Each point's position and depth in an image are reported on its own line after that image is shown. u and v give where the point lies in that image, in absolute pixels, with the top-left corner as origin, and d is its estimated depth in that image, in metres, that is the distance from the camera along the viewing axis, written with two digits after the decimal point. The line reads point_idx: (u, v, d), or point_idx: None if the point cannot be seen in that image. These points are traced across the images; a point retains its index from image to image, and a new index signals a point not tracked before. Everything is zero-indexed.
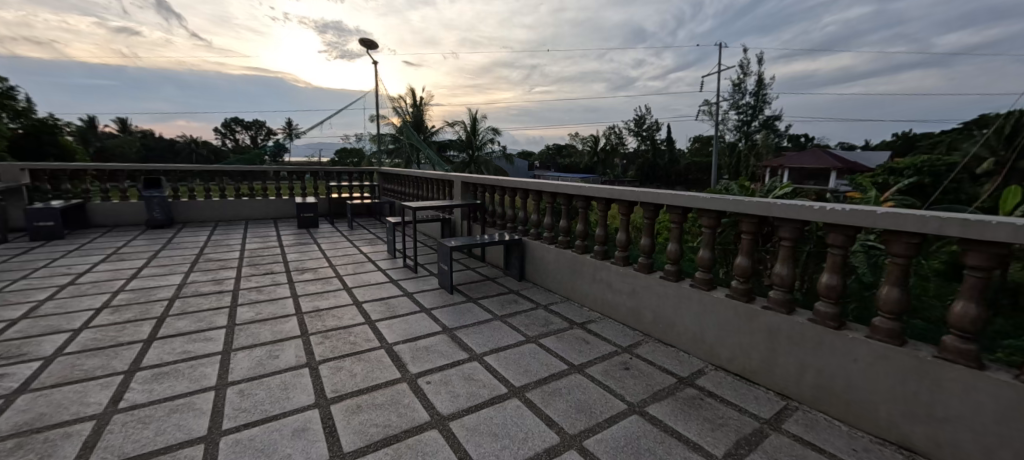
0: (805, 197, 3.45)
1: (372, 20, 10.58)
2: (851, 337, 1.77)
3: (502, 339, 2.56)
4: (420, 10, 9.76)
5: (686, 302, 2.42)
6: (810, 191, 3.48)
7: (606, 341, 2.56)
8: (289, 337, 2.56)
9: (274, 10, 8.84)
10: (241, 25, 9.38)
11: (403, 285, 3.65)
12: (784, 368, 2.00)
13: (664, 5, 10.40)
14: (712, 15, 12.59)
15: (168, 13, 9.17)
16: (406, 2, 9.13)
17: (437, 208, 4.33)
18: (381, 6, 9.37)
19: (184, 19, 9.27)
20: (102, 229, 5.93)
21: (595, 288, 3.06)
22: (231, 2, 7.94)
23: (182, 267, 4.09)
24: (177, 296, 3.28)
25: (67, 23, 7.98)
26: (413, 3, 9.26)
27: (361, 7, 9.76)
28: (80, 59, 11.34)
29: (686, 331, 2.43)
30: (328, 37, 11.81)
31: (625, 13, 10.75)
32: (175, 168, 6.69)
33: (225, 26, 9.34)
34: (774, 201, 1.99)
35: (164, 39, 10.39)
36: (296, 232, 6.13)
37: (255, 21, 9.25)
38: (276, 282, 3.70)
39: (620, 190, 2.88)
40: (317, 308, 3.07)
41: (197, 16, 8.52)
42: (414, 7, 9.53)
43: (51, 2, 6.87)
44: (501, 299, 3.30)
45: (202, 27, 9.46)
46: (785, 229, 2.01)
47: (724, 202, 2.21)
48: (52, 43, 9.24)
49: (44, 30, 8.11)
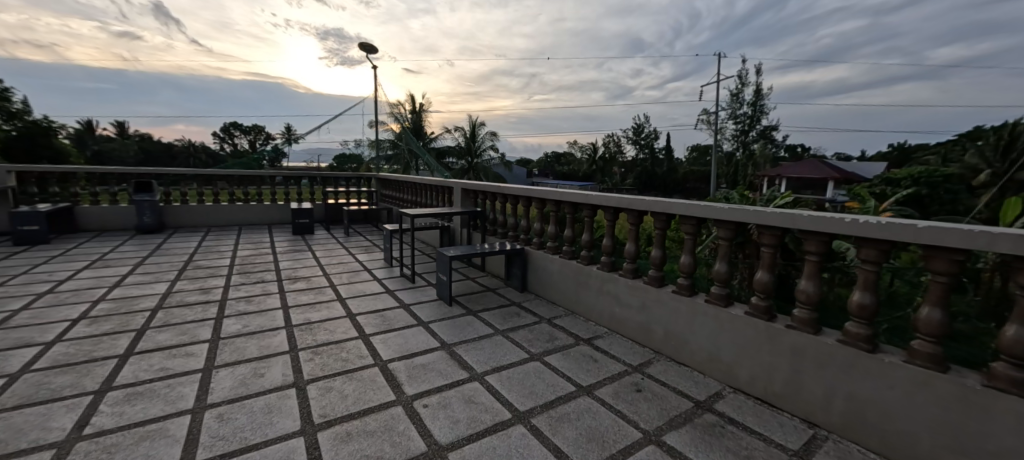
0: (806, 207, 3.52)
1: (372, 28, 10.53)
2: (888, 361, 1.61)
3: (504, 357, 2.40)
4: (420, 18, 9.70)
5: (697, 317, 2.28)
6: (810, 202, 3.53)
7: (614, 359, 2.41)
8: (276, 353, 2.39)
9: (276, 18, 8.73)
10: (242, 31, 9.35)
11: (400, 295, 3.49)
12: (810, 393, 1.84)
13: (662, 16, 10.45)
14: (710, 26, 12.64)
15: (167, 19, 9.06)
16: (406, 10, 9.09)
17: (436, 215, 4.16)
18: (380, 13, 9.37)
19: (184, 25, 9.19)
20: (90, 234, 5.74)
21: (602, 303, 2.89)
22: (232, 7, 7.84)
23: (169, 275, 3.92)
24: (160, 306, 3.10)
25: (69, 27, 7.92)
26: (414, 12, 9.22)
27: (361, 15, 9.73)
28: (78, 62, 11.25)
29: (700, 350, 2.27)
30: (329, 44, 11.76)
31: (623, 24, 10.79)
32: (167, 171, 6.51)
33: (226, 32, 9.33)
34: (799, 212, 1.84)
35: (164, 43, 10.35)
36: (291, 239, 5.98)
37: (256, 28, 9.20)
38: (267, 291, 3.53)
39: (630, 198, 2.72)
40: (308, 320, 2.90)
41: (197, 22, 8.48)
42: (415, 15, 9.48)
43: (53, 5, 6.74)
44: (502, 312, 3.13)
45: (202, 32, 9.35)
46: (810, 242, 1.87)
47: (745, 213, 2.06)
48: (51, 47, 9.16)
49: (46, 34, 7.99)
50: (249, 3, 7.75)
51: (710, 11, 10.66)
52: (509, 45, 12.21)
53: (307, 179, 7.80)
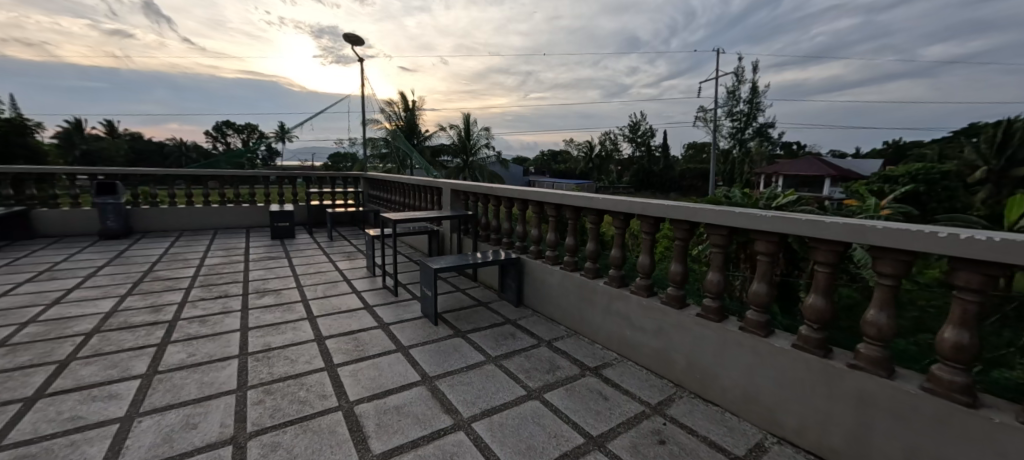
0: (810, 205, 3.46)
1: (367, 26, 10.12)
2: (999, 423, 1.22)
3: (497, 394, 2.00)
4: (416, 16, 9.30)
5: (728, 347, 1.89)
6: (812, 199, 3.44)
7: (628, 396, 2.01)
8: (221, 393, 1.97)
9: (270, 14, 8.36)
10: (236, 28, 8.93)
11: (378, 313, 3.07)
12: (884, 452, 1.45)
13: (659, 14, 10.11)
14: (705, 24, 12.22)
15: (157, 16, 8.55)
16: (402, 8, 8.68)
17: (421, 219, 3.72)
18: (375, 12, 8.90)
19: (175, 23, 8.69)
20: (47, 240, 5.24)
21: (609, 323, 2.49)
22: (227, 5, 7.41)
23: (120, 289, 3.47)
24: (97, 330, 2.66)
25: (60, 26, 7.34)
26: (408, 9, 8.80)
27: (356, 13, 9.25)
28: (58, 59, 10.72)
29: (733, 388, 1.87)
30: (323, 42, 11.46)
31: (621, 21, 10.41)
32: (133, 171, 5.99)
33: (221, 30, 8.89)
34: (871, 224, 1.42)
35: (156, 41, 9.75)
36: (268, 243, 5.54)
37: (250, 25, 8.80)
38: (227, 308, 3.09)
39: (643, 202, 2.28)
40: (267, 346, 2.47)
41: (189, 21, 8.02)
42: (410, 13, 9.07)
43: (42, 2, 6.29)
44: (494, 333, 2.72)
45: (196, 32, 8.91)
46: (883, 262, 1.45)
47: (796, 223, 1.62)
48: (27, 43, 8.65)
49: (38, 32, 7.41)
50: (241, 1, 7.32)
51: (707, 9, 10.36)
52: (504, 43, 11.85)
53: (300, 179, 7.28)
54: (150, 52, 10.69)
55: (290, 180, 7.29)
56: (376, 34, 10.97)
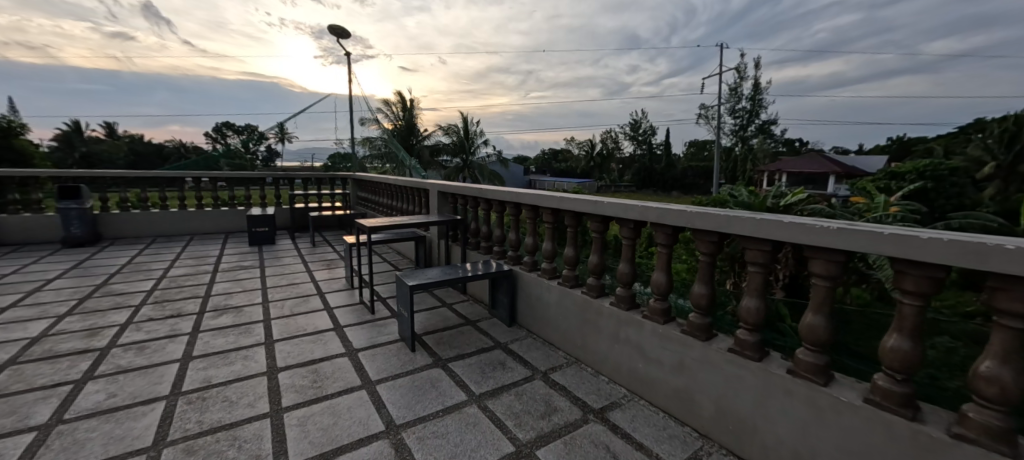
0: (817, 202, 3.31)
1: (366, 26, 9.66)
2: None
3: (477, 451, 1.59)
4: (415, 16, 8.87)
5: (773, 395, 1.47)
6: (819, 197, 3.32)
7: (642, 453, 1.59)
8: (129, 454, 1.56)
9: (270, 16, 7.97)
10: (237, 30, 8.46)
11: (349, 335, 2.66)
12: None
13: (661, 11, 9.67)
14: (706, 22, 11.81)
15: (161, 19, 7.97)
16: (402, 8, 8.26)
17: (401, 225, 3.30)
18: (376, 12, 8.48)
19: (177, 26, 8.14)
20: (4, 250, 4.83)
21: (618, 354, 2.07)
22: (227, 6, 7.00)
23: (60, 308, 3.05)
24: (13, 361, 2.25)
25: (62, 28, 6.80)
26: (407, 9, 8.38)
27: (357, 14, 8.84)
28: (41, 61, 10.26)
29: (777, 446, 1.46)
30: (324, 42, 11.12)
31: (620, 19, 9.98)
32: (101, 173, 5.57)
33: (221, 32, 8.41)
34: (997, 243, 0.98)
35: (160, 44, 9.35)
36: (245, 251, 5.14)
37: (250, 27, 8.33)
38: (174, 331, 2.68)
39: (659, 207, 1.85)
40: (207, 383, 2.06)
41: (192, 23, 7.60)
42: (410, 13, 8.65)
43: (40, 5, 5.85)
44: (481, 361, 2.31)
45: (198, 34, 8.41)
46: (1008, 296, 1.01)
47: (875, 239, 1.17)
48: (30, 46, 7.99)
49: (37, 35, 6.89)
50: (244, 2, 6.92)
51: (714, 4, 9.91)
52: (505, 43, 11.41)
53: (299, 179, 7.00)
54: (150, 54, 10.26)
55: (287, 182, 6.95)
56: (376, 36, 10.52)
